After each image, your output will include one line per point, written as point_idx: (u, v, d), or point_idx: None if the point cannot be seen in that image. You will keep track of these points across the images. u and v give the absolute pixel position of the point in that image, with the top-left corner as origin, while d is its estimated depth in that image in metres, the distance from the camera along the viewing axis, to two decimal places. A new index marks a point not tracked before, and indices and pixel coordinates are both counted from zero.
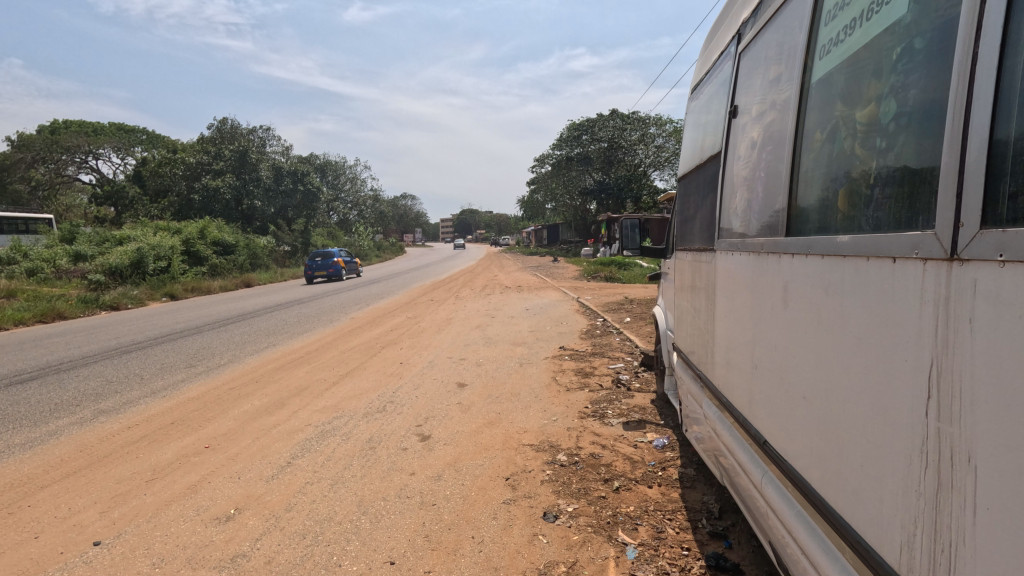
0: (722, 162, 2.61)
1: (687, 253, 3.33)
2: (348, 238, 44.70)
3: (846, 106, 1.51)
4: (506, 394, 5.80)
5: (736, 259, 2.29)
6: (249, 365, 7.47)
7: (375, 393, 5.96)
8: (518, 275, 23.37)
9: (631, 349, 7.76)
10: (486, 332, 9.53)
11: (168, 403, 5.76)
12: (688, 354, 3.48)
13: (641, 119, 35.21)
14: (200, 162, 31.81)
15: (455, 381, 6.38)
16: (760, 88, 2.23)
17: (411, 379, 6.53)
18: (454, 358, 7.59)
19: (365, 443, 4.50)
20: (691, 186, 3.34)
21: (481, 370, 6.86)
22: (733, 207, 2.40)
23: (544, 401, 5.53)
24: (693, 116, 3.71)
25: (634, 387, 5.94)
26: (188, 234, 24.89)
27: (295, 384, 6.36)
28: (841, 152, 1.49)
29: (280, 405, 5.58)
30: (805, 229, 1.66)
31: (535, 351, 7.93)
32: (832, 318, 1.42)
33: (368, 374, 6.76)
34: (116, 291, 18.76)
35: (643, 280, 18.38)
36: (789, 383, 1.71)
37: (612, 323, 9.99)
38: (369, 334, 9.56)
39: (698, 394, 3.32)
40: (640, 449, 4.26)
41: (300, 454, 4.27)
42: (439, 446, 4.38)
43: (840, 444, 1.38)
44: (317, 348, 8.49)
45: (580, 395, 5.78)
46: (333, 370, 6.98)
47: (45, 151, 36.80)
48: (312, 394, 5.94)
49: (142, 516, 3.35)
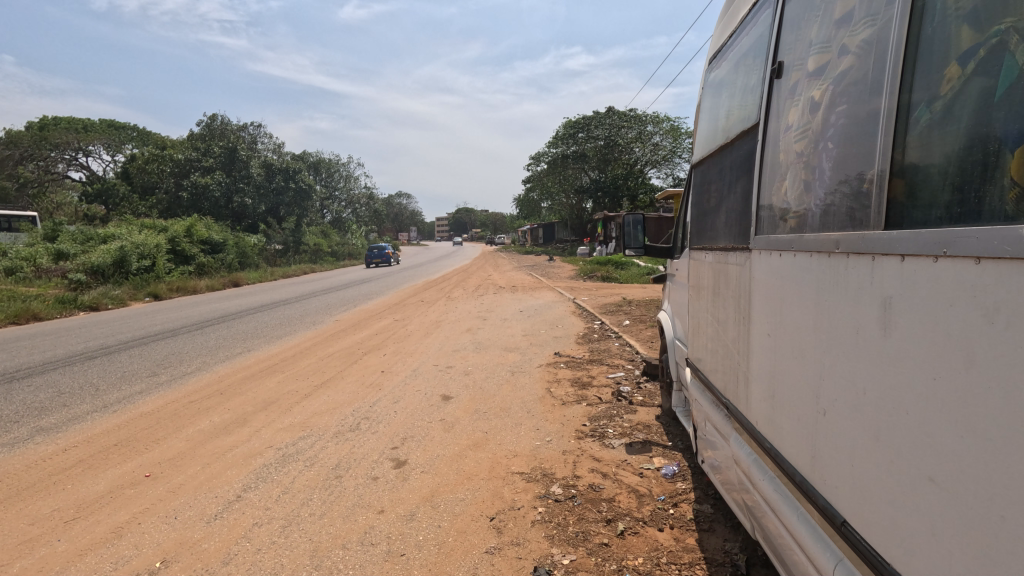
0: (760, 136, 2.04)
1: (707, 252, 2.77)
2: (341, 236, 44.00)
3: (1016, 17, 0.94)
4: (494, 409, 5.21)
5: (786, 261, 1.72)
6: (217, 374, 6.86)
7: (349, 408, 5.36)
8: (513, 275, 22.77)
9: (631, 356, 7.21)
10: (477, 337, 8.96)
11: (119, 419, 5.16)
12: (704, 372, 2.93)
13: (638, 117, 34.64)
14: (188, 158, 31.01)
15: (440, 393, 5.80)
16: (818, 33, 1.65)
17: (392, 390, 5.96)
18: (440, 366, 6.99)
19: (331, 470, 3.92)
20: (712, 171, 2.77)
21: (469, 380, 6.28)
22: (781, 192, 1.82)
23: (537, 418, 4.97)
24: (710, 92, 3.14)
25: (636, 400, 5.38)
26: (174, 232, 24.15)
27: (264, 397, 5.77)
28: (1015, 89, 0.92)
29: (241, 422, 4.98)
30: (927, 216, 1.09)
31: (528, 358, 7.37)
32: (1000, 361, 0.88)
33: (345, 386, 6.17)
34: (96, 292, 18.06)
35: (642, 280, 17.84)
36: (887, 446, 1.17)
37: (610, 327, 9.43)
38: (352, 339, 8.94)
39: (715, 418, 2.78)
40: (647, 479, 3.70)
41: (253, 486, 3.68)
42: (415, 476, 3.80)
43: (1016, 574, 0.85)
44: (295, 354, 7.88)
45: (576, 410, 5.21)
46: (307, 381, 6.39)
47: (31, 147, 35.87)
48: (279, 410, 5.33)
49: (46, 571, 2.77)
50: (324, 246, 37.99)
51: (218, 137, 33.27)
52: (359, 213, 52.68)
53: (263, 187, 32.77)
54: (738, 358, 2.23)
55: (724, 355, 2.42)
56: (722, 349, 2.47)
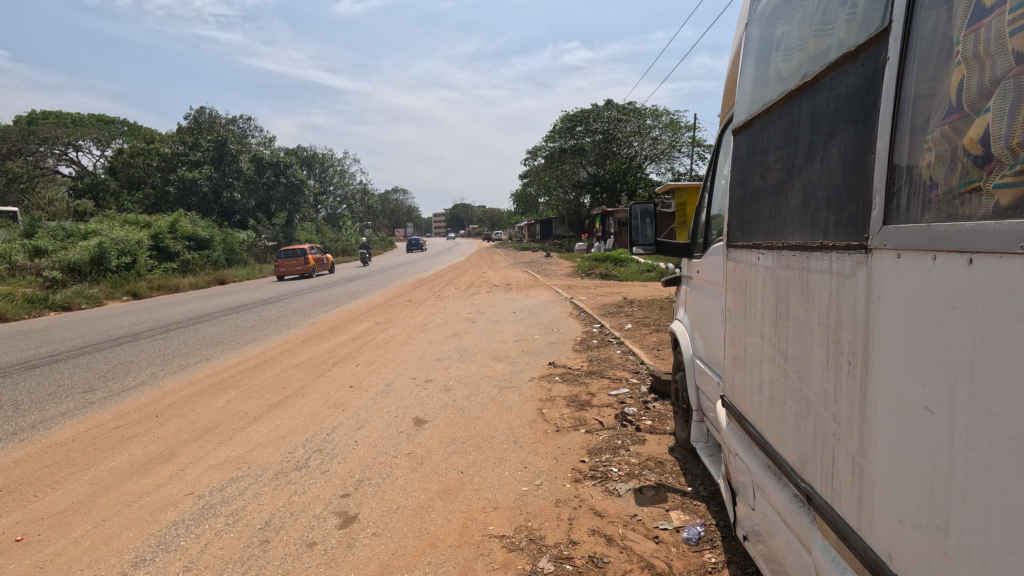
0: (890, 51, 1.18)
1: (762, 253, 1.90)
2: (335, 233, 43.14)
3: None
4: (475, 439, 4.35)
5: (992, 272, 0.85)
6: (163, 389, 5.99)
7: (301, 437, 4.48)
8: (507, 272, 21.88)
9: (636, 367, 6.34)
10: (464, 343, 8.08)
11: (19, 452, 4.26)
12: (748, 420, 2.10)
13: (637, 110, 33.72)
14: (176, 152, 30.03)
15: (412, 416, 4.92)
16: None
17: (358, 412, 5.09)
18: (418, 379, 6.13)
19: (258, 532, 3.05)
20: (770, 132, 1.91)
21: (450, 399, 5.41)
22: (965, 137, 0.97)
23: (526, 451, 4.11)
24: (758, 27, 2.28)
25: (645, 427, 4.52)
26: (157, 228, 23.17)
27: (204, 422, 4.87)
28: None
29: (167, 457, 4.10)
30: None
31: (519, 369, 6.51)
32: None
33: (303, 405, 5.30)
34: (71, 290, 17.19)
35: (642, 279, 16.93)
36: None
37: (610, 331, 8.57)
38: (324, 345, 8.08)
39: (763, 488, 1.97)
40: (664, 547, 2.84)
41: (148, 558, 2.81)
42: (363, 541, 2.93)
43: None
44: (257, 364, 7.02)
45: (573, 439, 4.34)
46: (262, 399, 5.51)
47: (20, 141, 34.83)
48: (216, 440, 4.44)
49: None
50: (316, 242, 36.98)
51: (206, 131, 32.28)
52: (353, 209, 51.39)
53: (254, 182, 31.86)
54: (825, 423, 1.41)
55: (797, 411, 1.59)
56: (791, 399, 1.65)
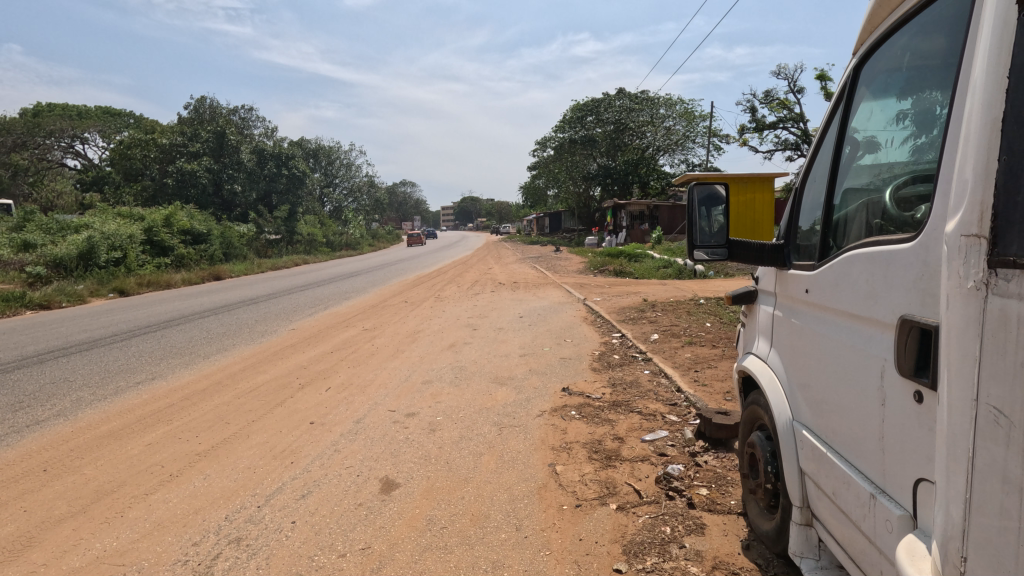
0: None
1: None
2: (341, 227, 42.23)
3: None
4: (461, 521, 3.07)
5: None
6: (77, 425, 4.74)
7: (220, 513, 3.21)
8: (514, 267, 20.54)
9: (670, 399, 5.02)
10: (460, 358, 6.78)
11: None
12: None
13: (651, 99, 32.33)
14: (174, 143, 28.83)
15: (381, 476, 3.64)
16: None
17: (310, 465, 3.83)
18: (398, 414, 4.83)
19: None
20: None
21: (434, 446, 4.12)
22: None
23: (535, 547, 2.82)
24: None
25: (698, 501, 3.23)
26: (151, 221, 21.82)
27: (99, 484, 3.59)
28: None
29: (14, 554, 2.83)
30: None
31: (524, 397, 5.22)
32: None
33: (241, 455, 4.03)
34: (52, 287, 15.99)
35: (660, 279, 15.45)
36: None
37: (633, 344, 7.24)
38: (295, 361, 6.79)
39: None
40: None
41: None
42: None
43: None
44: (208, 388, 5.75)
45: (602, 522, 3.05)
46: (192, 444, 4.25)
47: (24, 134, 33.63)
48: (101, 516, 3.18)
49: None
50: (321, 237, 36.17)
51: (207, 121, 31.17)
52: (360, 202, 50.72)
53: (254, 173, 30.76)
54: None
55: None
56: None
